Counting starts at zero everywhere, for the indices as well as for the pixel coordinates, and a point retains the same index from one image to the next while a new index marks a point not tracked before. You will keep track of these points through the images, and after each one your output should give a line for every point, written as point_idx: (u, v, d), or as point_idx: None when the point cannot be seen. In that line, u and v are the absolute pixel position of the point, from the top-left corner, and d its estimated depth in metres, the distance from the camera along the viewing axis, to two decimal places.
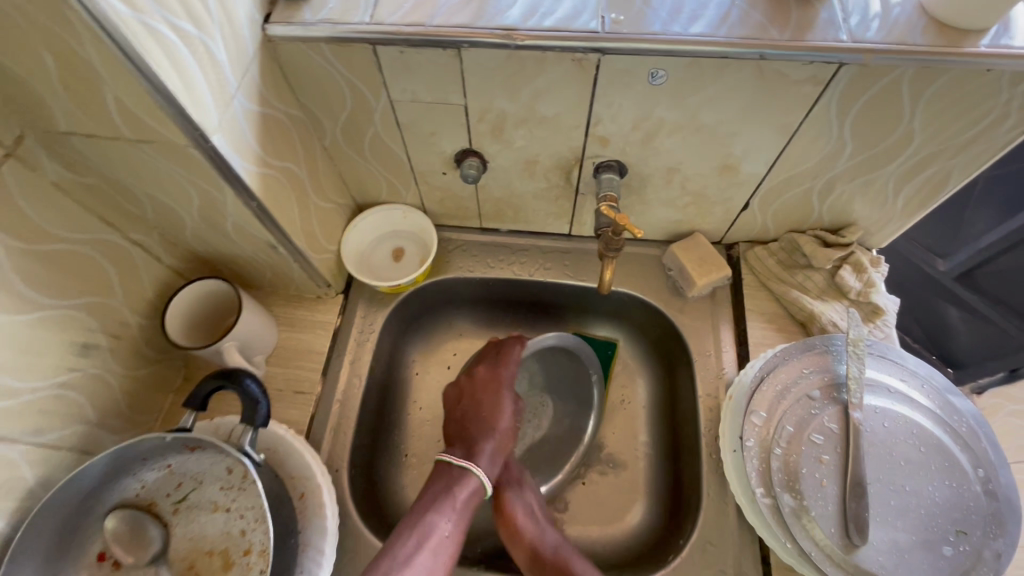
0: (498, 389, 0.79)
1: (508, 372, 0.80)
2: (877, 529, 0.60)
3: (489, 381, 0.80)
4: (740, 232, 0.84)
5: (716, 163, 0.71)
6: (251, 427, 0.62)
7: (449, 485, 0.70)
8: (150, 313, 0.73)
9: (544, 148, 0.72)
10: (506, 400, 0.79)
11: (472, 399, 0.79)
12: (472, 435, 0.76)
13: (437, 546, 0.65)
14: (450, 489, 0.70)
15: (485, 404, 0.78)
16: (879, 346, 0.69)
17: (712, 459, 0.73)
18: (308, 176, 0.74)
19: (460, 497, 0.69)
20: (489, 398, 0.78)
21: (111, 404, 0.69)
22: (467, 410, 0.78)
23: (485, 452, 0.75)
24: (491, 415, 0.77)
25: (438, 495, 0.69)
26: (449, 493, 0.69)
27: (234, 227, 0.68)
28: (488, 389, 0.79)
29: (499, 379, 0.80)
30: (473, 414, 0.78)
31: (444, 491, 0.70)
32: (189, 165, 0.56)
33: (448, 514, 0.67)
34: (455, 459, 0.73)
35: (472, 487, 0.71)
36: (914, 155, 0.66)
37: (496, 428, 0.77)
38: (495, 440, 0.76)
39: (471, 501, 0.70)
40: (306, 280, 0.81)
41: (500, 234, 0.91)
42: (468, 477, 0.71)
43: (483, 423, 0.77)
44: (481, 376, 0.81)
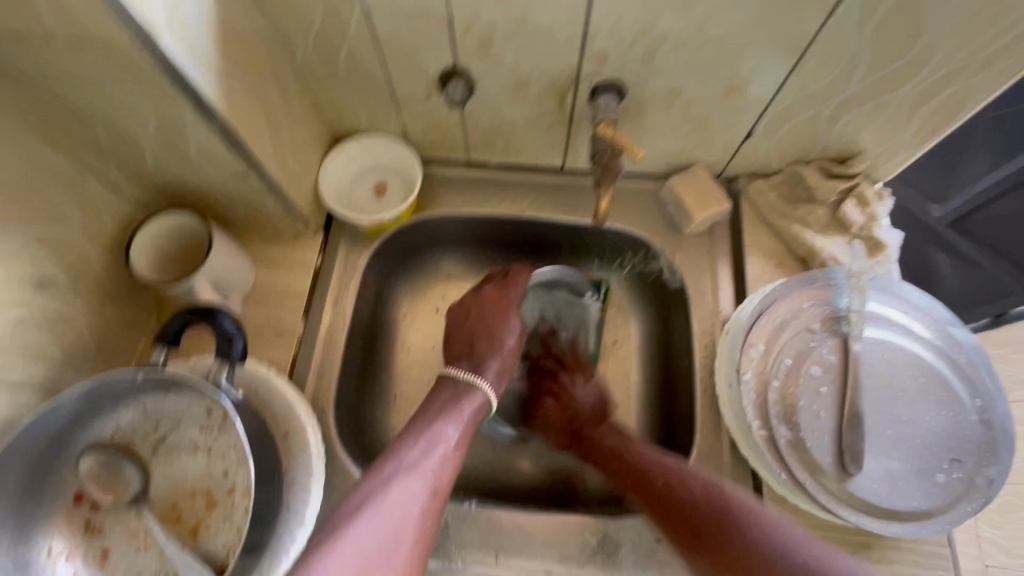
0: (506, 307, 0.76)
1: (518, 295, 0.77)
2: (872, 458, 0.59)
3: (499, 300, 0.76)
4: (741, 164, 0.80)
5: (722, 85, 0.66)
6: (228, 363, 0.58)
7: (456, 397, 0.69)
8: (113, 249, 0.68)
9: (536, 67, 0.66)
10: (516, 320, 0.76)
11: (479, 316, 0.75)
12: (479, 353, 0.73)
13: (445, 454, 0.62)
14: (455, 402, 0.68)
15: (494, 321, 0.75)
16: (882, 279, 0.67)
17: (707, 395, 0.71)
18: (280, 98, 0.67)
19: (466, 409, 0.68)
20: (499, 317, 0.75)
21: (77, 345, 0.65)
22: (475, 327, 0.75)
23: (491, 368, 0.72)
24: (503, 334, 0.74)
25: (443, 406, 0.67)
26: (455, 405, 0.68)
27: (198, 151, 0.62)
28: (497, 306, 0.76)
29: (509, 301, 0.76)
30: (483, 331, 0.74)
31: (450, 402, 0.68)
32: (138, 73, 0.50)
33: (455, 424, 0.65)
34: (460, 373, 0.71)
35: (478, 401, 0.69)
36: (933, 73, 0.62)
37: (504, 346, 0.74)
38: (501, 356, 0.73)
39: (476, 414, 0.68)
40: (282, 215, 0.76)
41: (490, 168, 0.86)
42: (475, 391, 0.70)
43: (491, 340, 0.74)
44: (490, 295, 0.77)
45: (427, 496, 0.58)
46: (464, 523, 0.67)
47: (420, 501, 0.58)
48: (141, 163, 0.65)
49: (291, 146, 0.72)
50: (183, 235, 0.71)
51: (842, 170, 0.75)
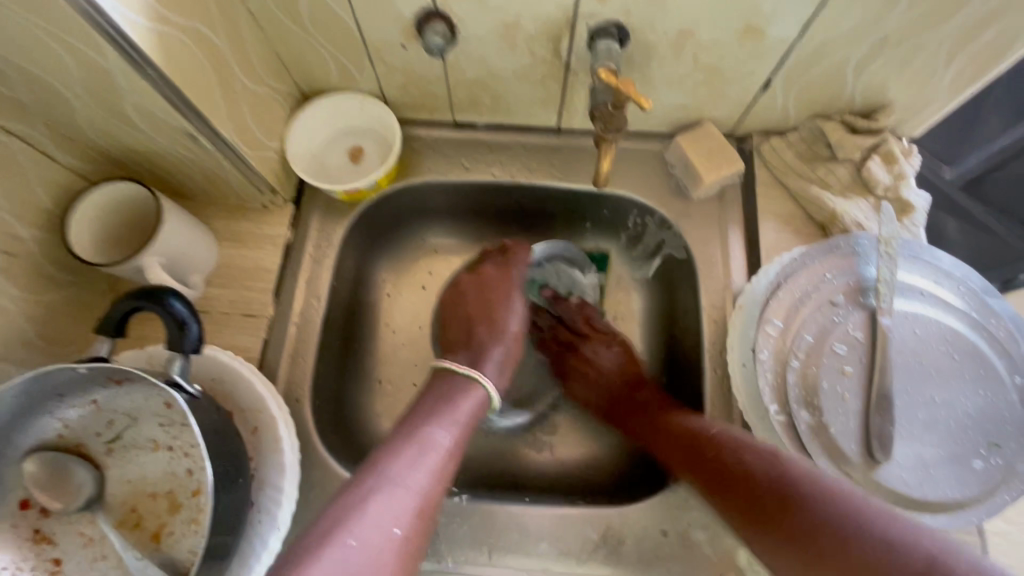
0: (508, 292, 0.72)
1: (520, 272, 0.73)
2: (901, 444, 0.54)
3: (501, 283, 0.72)
4: (756, 119, 0.72)
5: (740, 25, 0.58)
6: (181, 354, 0.52)
7: (453, 392, 0.63)
8: (50, 224, 0.60)
9: (526, 6, 0.57)
10: (518, 302, 0.72)
11: (477, 301, 0.72)
12: (478, 340, 0.70)
13: (435, 464, 0.56)
14: (452, 402, 0.62)
15: (497, 306, 0.71)
16: (912, 246, 0.60)
17: (717, 376, 0.66)
18: (233, 47, 0.58)
19: (461, 409, 0.61)
20: (499, 300, 0.71)
21: (13, 333, 0.57)
22: (474, 312, 0.71)
23: (492, 358, 0.68)
24: (504, 318, 0.71)
25: (437, 405, 0.61)
26: (450, 405, 0.61)
27: (136, 111, 0.53)
28: (497, 290, 0.72)
29: (510, 281, 0.72)
30: (482, 317, 0.71)
31: (445, 401, 0.62)
32: (45, 12, 0.41)
33: (448, 427, 0.59)
34: (459, 367, 0.66)
35: (478, 399, 0.64)
36: (981, 7, 0.54)
37: (506, 332, 0.71)
38: (503, 344, 0.70)
39: (473, 416, 0.62)
40: (244, 184, 0.68)
41: (477, 129, 0.78)
42: (475, 388, 0.65)
43: (491, 327, 0.70)
44: (489, 276, 0.73)
45: (411, 515, 0.52)
46: (454, 519, 0.62)
47: (402, 520, 0.51)
48: (73, 124, 0.57)
49: (250, 104, 0.63)
50: (141, 212, 0.63)
51: (868, 124, 0.68)
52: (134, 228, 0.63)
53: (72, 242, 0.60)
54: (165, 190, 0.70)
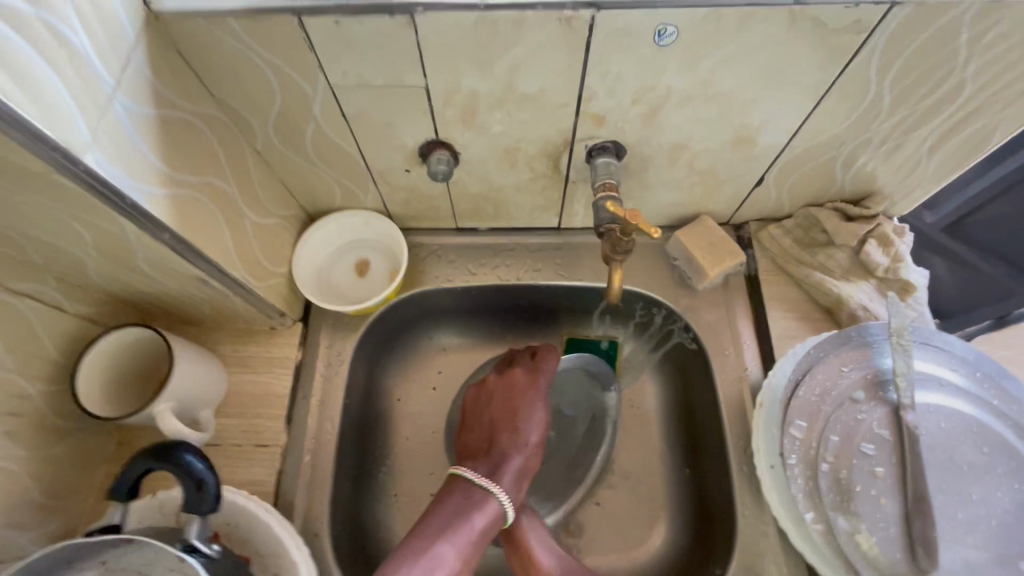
0: (532, 398, 0.67)
1: (548, 378, 0.69)
2: (946, 549, 0.53)
3: (525, 388, 0.68)
4: (751, 210, 0.74)
5: (731, 136, 0.60)
6: (199, 513, 0.49)
7: (466, 509, 0.60)
8: (60, 376, 0.59)
9: (526, 134, 0.60)
10: (542, 413, 0.67)
11: (501, 405, 0.67)
12: (500, 448, 0.65)
13: None
14: (466, 514, 0.60)
15: (518, 412, 0.66)
16: (922, 332, 0.61)
17: (744, 474, 0.64)
18: (242, 188, 0.60)
19: (477, 526, 0.59)
20: (519, 407, 0.67)
21: (19, 495, 0.55)
22: (497, 416, 0.67)
23: (511, 470, 0.64)
24: (527, 427, 0.66)
25: (450, 518, 0.59)
26: (465, 521, 0.59)
27: (149, 263, 0.54)
28: (520, 396, 0.67)
29: (537, 388, 0.68)
30: (506, 424, 0.66)
31: (460, 514, 0.59)
32: (64, 197, 0.42)
33: (458, 546, 0.57)
34: (476, 478, 0.62)
35: (492, 513, 0.61)
36: (959, 110, 0.57)
37: (528, 442, 0.66)
38: (523, 456, 0.65)
39: (486, 531, 0.60)
40: (254, 312, 0.68)
41: (479, 233, 0.79)
42: (489, 502, 0.61)
43: (513, 436, 0.65)
44: (516, 380, 0.68)
45: None
46: None
47: None
48: (85, 277, 0.56)
49: (258, 237, 0.63)
50: (149, 382, 0.63)
51: (860, 211, 0.70)
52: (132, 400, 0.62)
53: (78, 371, 0.58)
54: (174, 322, 0.70)
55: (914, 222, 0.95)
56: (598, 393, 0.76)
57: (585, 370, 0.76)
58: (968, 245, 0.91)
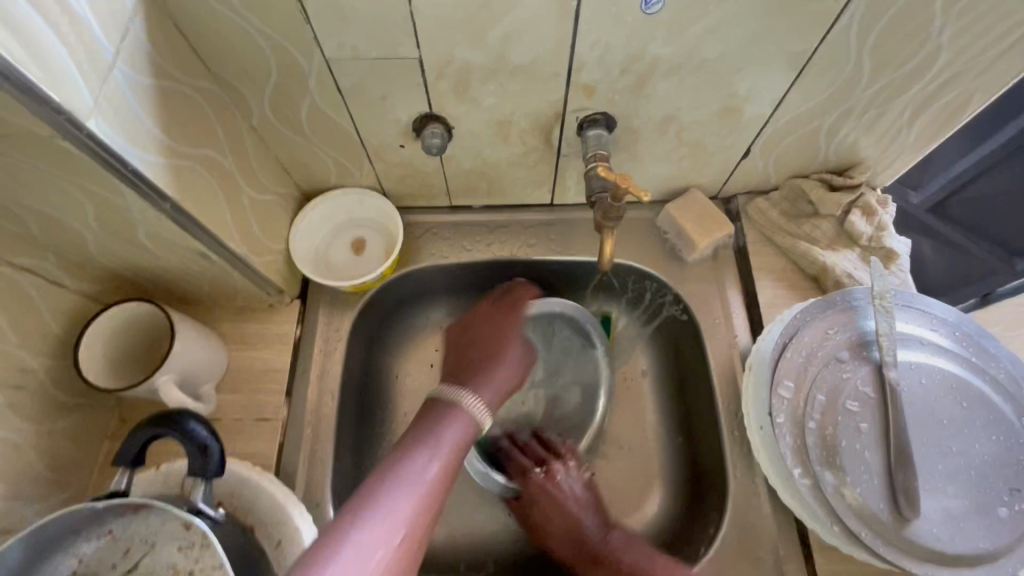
0: (511, 324, 0.66)
1: (522, 310, 0.68)
2: (927, 498, 0.55)
3: (504, 316, 0.66)
4: (739, 183, 0.76)
5: (718, 106, 0.61)
6: (204, 477, 0.51)
7: (435, 420, 0.55)
8: (61, 352, 0.60)
9: (518, 106, 0.61)
10: (521, 337, 0.65)
11: (479, 331, 0.65)
12: (475, 363, 0.62)
13: (422, 494, 0.48)
14: (433, 425, 0.54)
15: (496, 334, 0.64)
16: (904, 296, 0.63)
17: (735, 437, 0.66)
18: (238, 163, 0.60)
19: (452, 434, 0.54)
20: (489, 331, 0.65)
21: (23, 469, 0.56)
22: (475, 340, 0.64)
23: (489, 382, 0.60)
24: (505, 348, 0.63)
25: (427, 430, 0.54)
26: (440, 430, 0.54)
27: (148, 236, 0.54)
28: (499, 322, 0.66)
29: (516, 316, 0.67)
30: (483, 345, 0.63)
31: (428, 426, 0.54)
32: (65, 164, 0.43)
33: (430, 452, 0.51)
34: (451, 390, 0.58)
35: (465, 420, 0.56)
36: (936, 78, 0.59)
37: (507, 363, 0.62)
38: (501, 372, 0.62)
39: (464, 440, 0.55)
40: (251, 288, 0.69)
41: (474, 211, 0.80)
42: (459, 412, 0.56)
43: (481, 355, 0.63)
44: (495, 309, 0.67)
45: (392, 550, 0.45)
46: None
47: (383, 550, 0.44)
48: (83, 253, 0.57)
49: (255, 212, 0.64)
50: (118, 368, 0.62)
51: (845, 181, 0.71)
52: (92, 372, 0.60)
53: (92, 324, 0.60)
54: (172, 301, 0.71)
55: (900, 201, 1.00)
56: (587, 348, 0.80)
57: (568, 321, 0.80)
58: (951, 224, 0.94)
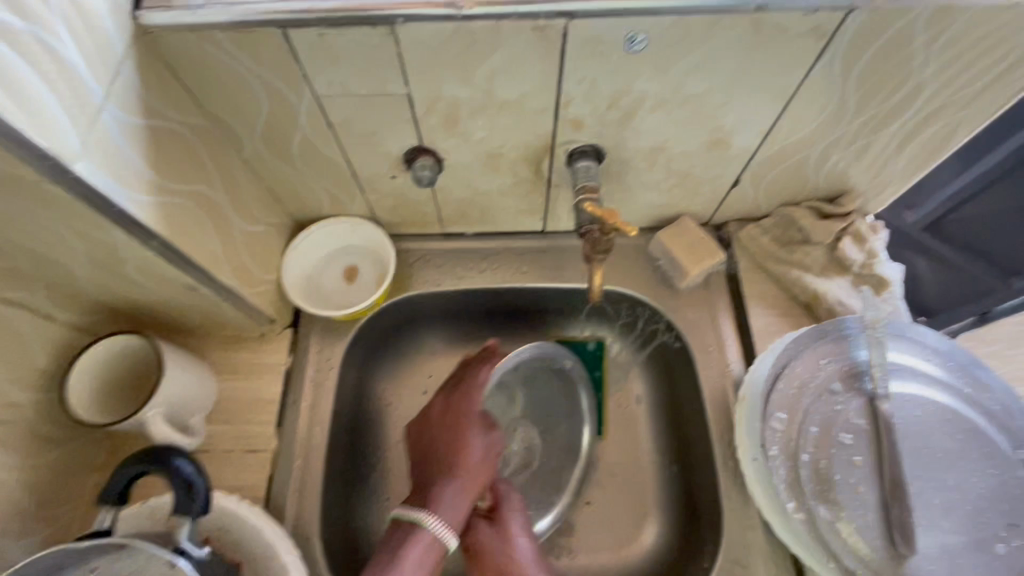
0: (462, 420, 0.65)
1: (472, 400, 0.66)
2: (923, 534, 0.54)
3: (454, 412, 0.66)
4: (730, 210, 0.76)
5: (706, 138, 0.62)
6: (190, 516, 0.50)
7: (398, 543, 0.57)
8: (49, 384, 0.59)
9: (507, 139, 0.61)
10: (477, 430, 0.65)
11: (434, 435, 0.65)
12: (433, 479, 0.62)
13: None
14: (397, 550, 0.56)
15: (449, 437, 0.64)
16: (896, 325, 0.63)
17: (729, 468, 0.66)
18: (230, 196, 0.61)
19: (409, 558, 0.56)
20: (448, 432, 0.65)
21: (9, 505, 0.55)
22: (431, 449, 0.64)
23: (447, 496, 0.61)
24: (462, 450, 0.63)
25: (385, 556, 0.56)
26: (397, 556, 0.56)
27: (138, 270, 0.55)
28: (450, 420, 0.65)
29: (467, 406, 0.66)
30: (438, 453, 0.64)
31: (391, 551, 0.56)
32: (53, 205, 0.43)
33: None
34: (407, 512, 0.59)
35: (426, 541, 0.58)
36: (921, 110, 0.60)
37: (464, 466, 0.63)
38: (460, 480, 0.62)
39: (425, 563, 0.57)
40: (243, 319, 0.69)
41: (466, 238, 0.81)
42: (417, 536, 0.58)
43: (440, 462, 0.63)
44: (443, 404, 0.66)
45: None
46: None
47: None
48: (74, 286, 0.57)
49: (246, 243, 0.65)
50: (105, 399, 0.62)
51: (835, 209, 0.72)
52: (82, 406, 0.60)
53: (84, 357, 0.60)
54: (164, 331, 0.71)
55: (894, 221, 0.96)
56: (572, 391, 0.78)
57: (542, 363, 0.76)
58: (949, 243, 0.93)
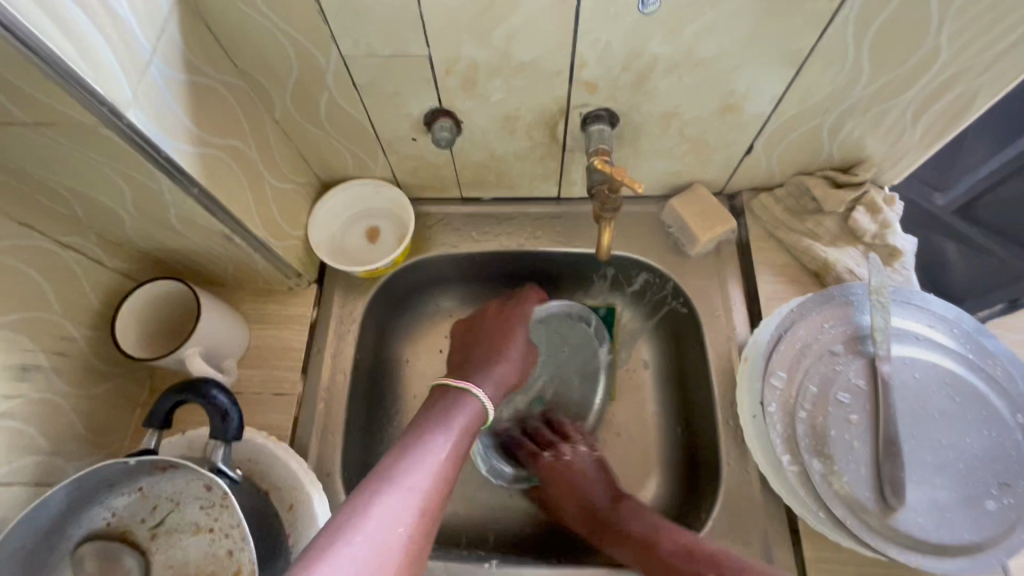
0: (509, 321, 0.71)
1: (525, 308, 0.72)
2: (914, 490, 0.56)
3: (502, 315, 0.71)
4: (743, 179, 0.77)
5: (718, 104, 0.63)
6: (224, 442, 0.55)
7: (448, 407, 0.60)
8: (99, 323, 0.65)
9: (524, 101, 0.64)
10: (519, 332, 0.70)
11: (480, 331, 0.70)
12: (474, 362, 0.67)
13: (435, 472, 0.53)
14: (448, 412, 0.59)
15: (494, 332, 0.70)
16: (902, 292, 0.64)
17: (729, 426, 0.68)
18: (262, 154, 0.65)
19: (460, 418, 0.59)
20: (497, 328, 0.70)
21: (64, 428, 0.61)
22: (476, 341, 0.70)
23: (486, 376, 0.65)
24: (503, 344, 0.69)
25: (437, 417, 0.59)
26: (446, 416, 0.59)
27: (180, 219, 0.59)
28: (496, 321, 0.71)
29: (512, 314, 0.71)
30: (481, 342, 0.69)
31: (443, 414, 0.59)
32: (108, 151, 0.48)
33: (445, 435, 0.56)
34: (453, 382, 0.63)
35: (472, 410, 0.61)
36: (937, 77, 0.60)
37: (504, 355, 0.68)
38: (499, 366, 0.67)
39: (471, 426, 0.59)
40: (273, 272, 0.73)
41: (483, 203, 0.84)
42: (467, 401, 0.61)
43: (489, 349, 0.68)
44: (493, 311, 0.72)
45: (415, 515, 0.49)
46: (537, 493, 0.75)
47: (406, 517, 0.48)
48: (121, 233, 0.62)
49: (276, 200, 0.69)
50: (152, 335, 0.68)
51: (848, 178, 0.72)
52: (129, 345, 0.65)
53: (128, 300, 0.65)
54: (200, 282, 0.76)
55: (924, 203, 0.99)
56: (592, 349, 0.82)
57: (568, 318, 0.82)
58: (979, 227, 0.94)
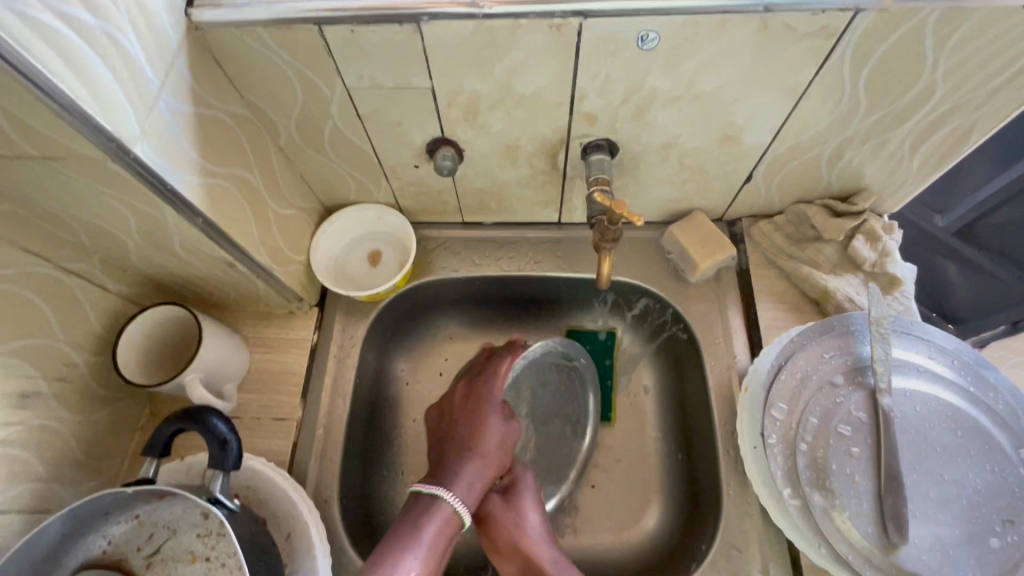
0: (480, 405, 0.69)
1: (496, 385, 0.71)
2: (916, 526, 0.55)
3: (473, 398, 0.70)
4: (742, 206, 0.78)
5: (717, 135, 0.64)
6: (222, 471, 0.54)
7: (418, 519, 0.59)
8: (101, 348, 0.65)
9: (525, 131, 0.64)
10: (493, 414, 0.68)
11: (452, 419, 0.69)
12: (448, 461, 0.65)
13: None
14: (419, 523, 0.59)
15: (465, 420, 0.68)
16: (903, 323, 0.63)
17: (730, 455, 0.67)
18: (266, 181, 0.66)
19: (430, 531, 0.58)
20: (469, 416, 0.68)
21: (63, 454, 0.61)
22: (448, 432, 0.68)
23: (461, 475, 0.64)
24: (476, 432, 0.67)
25: (408, 529, 0.58)
26: (416, 530, 0.58)
27: (183, 246, 0.60)
28: (467, 407, 0.69)
29: (484, 393, 0.70)
30: (453, 435, 0.67)
31: (413, 526, 0.58)
32: (114, 183, 0.48)
33: (416, 553, 0.56)
34: (424, 487, 0.62)
35: (444, 517, 0.60)
36: (934, 110, 0.60)
37: (478, 446, 0.66)
38: (474, 459, 0.65)
39: (443, 534, 0.59)
40: (275, 296, 0.74)
41: (484, 228, 0.84)
42: (438, 507, 0.60)
43: (460, 441, 0.66)
44: (462, 395, 0.71)
45: None
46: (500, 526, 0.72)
47: None
48: (126, 258, 0.63)
49: (279, 226, 0.69)
50: (152, 360, 0.68)
51: (848, 207, 0.72)
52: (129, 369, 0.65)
53: (132, 324, 0.65)
54: (203, 305, 0.76)
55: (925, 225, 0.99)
56: (579, 388, 0.79)
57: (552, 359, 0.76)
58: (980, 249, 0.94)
